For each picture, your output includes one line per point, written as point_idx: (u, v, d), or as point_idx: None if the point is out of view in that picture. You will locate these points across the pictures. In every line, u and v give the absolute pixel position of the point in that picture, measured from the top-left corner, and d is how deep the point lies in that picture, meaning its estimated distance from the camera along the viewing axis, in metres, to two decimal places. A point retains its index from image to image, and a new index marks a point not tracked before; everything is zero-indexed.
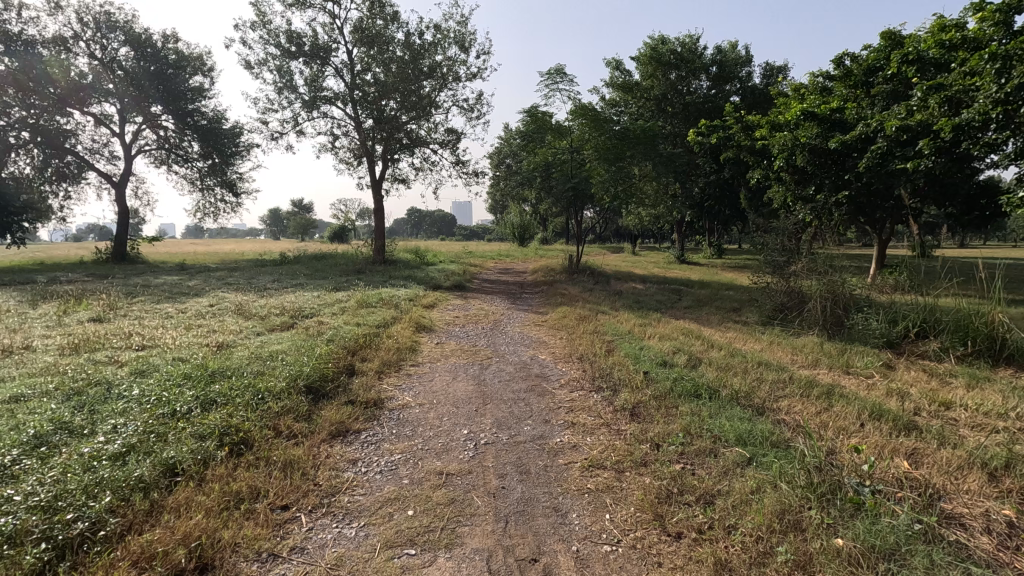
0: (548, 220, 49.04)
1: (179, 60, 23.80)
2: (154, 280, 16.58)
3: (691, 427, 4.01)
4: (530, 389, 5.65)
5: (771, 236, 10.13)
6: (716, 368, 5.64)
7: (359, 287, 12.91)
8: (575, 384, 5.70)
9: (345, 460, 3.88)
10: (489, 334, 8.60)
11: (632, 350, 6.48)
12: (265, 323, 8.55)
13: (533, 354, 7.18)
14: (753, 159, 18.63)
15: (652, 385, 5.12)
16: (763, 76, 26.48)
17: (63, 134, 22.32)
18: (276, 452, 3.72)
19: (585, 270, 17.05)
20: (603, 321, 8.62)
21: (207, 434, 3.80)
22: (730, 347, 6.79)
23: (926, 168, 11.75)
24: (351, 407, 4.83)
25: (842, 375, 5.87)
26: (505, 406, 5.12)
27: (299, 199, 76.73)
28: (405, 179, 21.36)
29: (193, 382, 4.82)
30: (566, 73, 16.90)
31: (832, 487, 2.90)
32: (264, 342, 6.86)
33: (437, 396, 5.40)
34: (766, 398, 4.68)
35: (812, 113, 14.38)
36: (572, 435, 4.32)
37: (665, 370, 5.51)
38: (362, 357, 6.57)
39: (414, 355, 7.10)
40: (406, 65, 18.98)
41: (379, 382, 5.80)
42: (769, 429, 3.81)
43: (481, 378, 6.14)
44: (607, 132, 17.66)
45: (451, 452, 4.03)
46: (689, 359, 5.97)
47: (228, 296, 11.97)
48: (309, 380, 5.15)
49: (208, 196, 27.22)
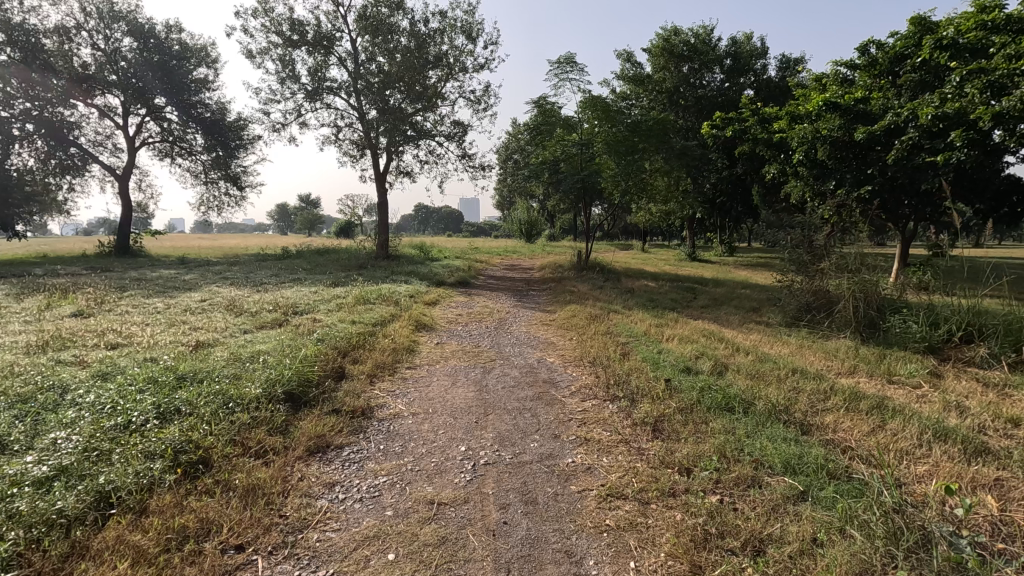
0: (555, 218, 48.46)
1: (183, 50, 23.33)
2: (152, 274, 16.08)
3: (727, 449, 3.42)
4: (537, 397, 5.06)
5: (795, 232, 9.51)
6: (746, 376, 5.03)
7: (359, 282, 12.39)
8: (588, 392, 5.11)
9: (321, 484, 3.32)
10: (493, 334, 8.03)
11: (649, 354, 5.87)
12: (254, 320, 8.02)
13: (541, 357, 6.59)
14: (770, 153, 17.95)
15: (676, 395, 4.53)
16: (778, 69, 25.70)
17: (66, 126, 21.94)
18: (237, 475, 3.16)
19: (595, 267, 16.44)
20: (616, 321, 8.01)
21: (157, 455, 3.22)
22: (758, 351, 6.17)
23: (959, 162, 11.04)
24: (336, 417, 4.29)
25: (886, 384, 5.26)
26: (508, 417, 4.53)
27: (306, 194, 76.46)
28: (410, 172, 20.85)
29: (155, 388, 4.26)
30: (576, 62, 16.29)
31: (921, 540, 2.28)
32: (247, 342, 6.30)
33: (433, 405, 4.83)
34: (808, 411, 4.09)
35: (835, 104, 13.76)
36: (585, 454, 3.75)
37: (689, 378, 4.90)
38: (353, 359, 6.01)
39: (411, 357, 6.52)
40: (412, 55, 18.43)
41: (370, 388, 5.24)
42: (820, 454, 3.21)
43: (483, 383, 5.56)
44: (619, 123, 17.03)
45: (445, 475, 3.45)
46: (714, 364, 5.38)
47: (222, 290, 11.50)
48: (289, 386, 4.60)
49: (211, 190, 26.80)
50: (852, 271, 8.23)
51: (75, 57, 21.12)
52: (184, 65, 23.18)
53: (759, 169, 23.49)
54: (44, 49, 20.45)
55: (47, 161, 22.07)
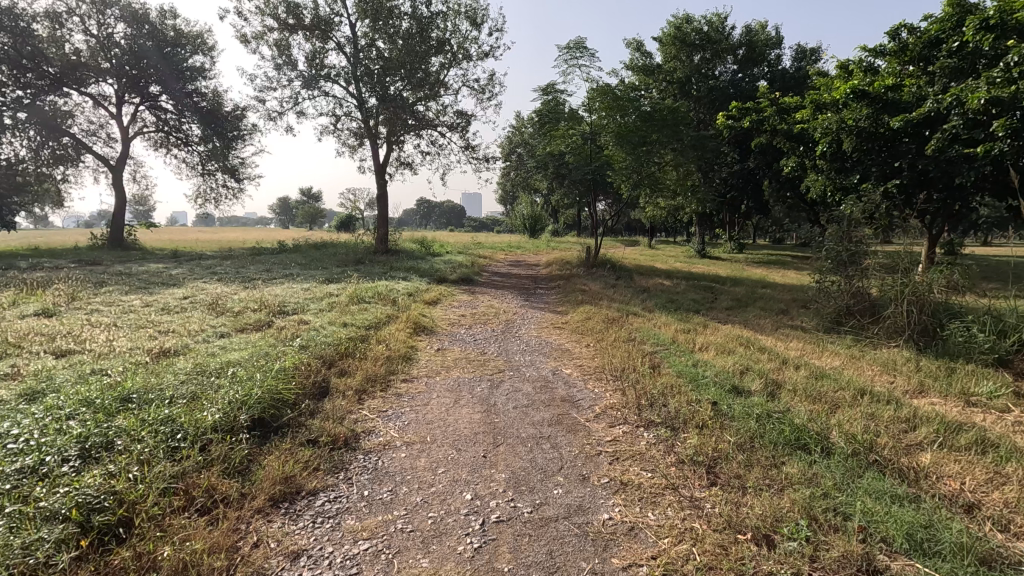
0: (560, 213, 47.64)
1: (177, 36, 22.42)
2: (138, 268, 15.26)
3: (817, 510, 2.61)
4: (556, 421, 4.23)
5: (832, 227, 8.63)
6: (806, 397, 4.19)
7: (354, 279, 11.57)
8: (615, 416, 4.30)
9: (284, 553, 2.50)
10: (500, 338, 7.20)
11: (684, 368, 5.03)
12: (235, 320, 7.23)
13: (556, 368, 5.76)
14: (789, 145, 17.06)
15: (728, 425, 3.72)
16: (794, 59, 24.72)
17: (59, 115, 21.11)
18: (166, 548, 2.34)
19: (605, 264, 15.61)
20: (637, 325, 7.18)
21: (61, 517, 2.38)
22: (810, 365, 5.33)
23: (1003, 153, 10.14)
24: (312, 450, 3.49)
25: (969, 408, 4.42)
26: (523, 450, 3.70)
27: (308, 187, 75.70)
28: (411, 163, 20.02)
29: (88, 415, 3.42)
30: (587, 47, 15.41)
31: None
32: (220, 349, 5.50)
33: (433, 431, 4.04)
34: (898, 449, 3.28)
35: (862, 91, 13.04)
36: (625, 508, 2.94)
37: (741, 401, 4.06)
38: (340, 370, 5.20)
39: (407, 367, 5.69)
40: (413, 40, 17.58)
41: (358, 408, 4.45)
42: (957, 526, 2.38)
43: (490, 402, 4.72)
44: (631, 113, 15.83)
45: (446, 540, 2.63)
46: (764, 381, 4.55)
47: (208, 286, 10.76)
48: (257, 408, 3.80)
49: (207, 181, 25.95)
50: (903, 271, 7.36)
51: (66, 43, 20.26)
52: (180, 52, 22.32)
53: (773, 162, 22.59)
54: (35, 35, 19.60)
55: (40, 151, 21.19)
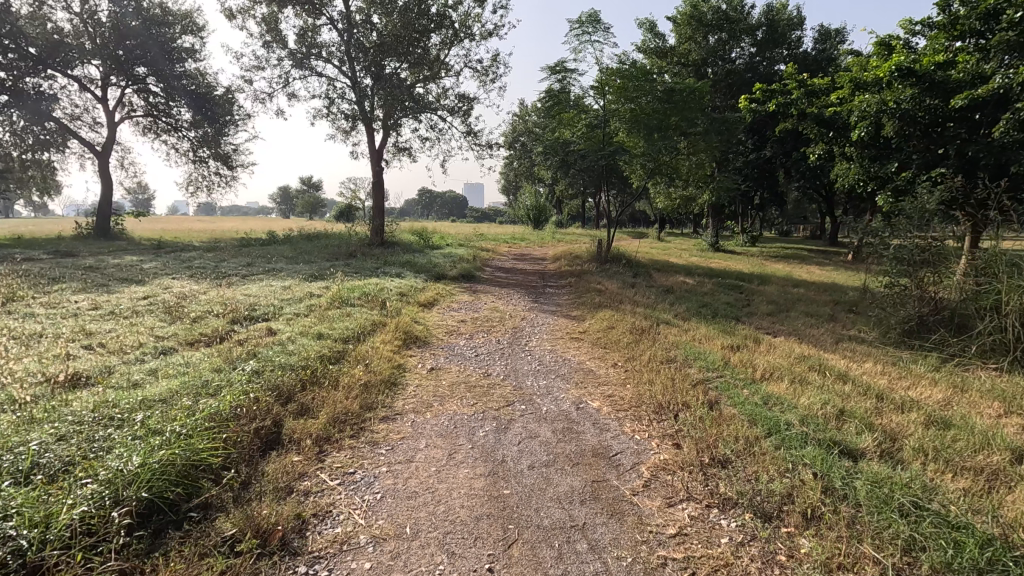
0: (565, 203, 46.44)
1: (165, 15, 20.98)
2: (111, 260, 13.94)
3: None
4: (594, 495, 2.98)
5: (899, 219, 7.25)
6: (947, 469, 2.94)
7: (341, 276, 10.33)
8: (671, 485, 3.07)
9: None
10: (507, 353, 5.97)
11: (756, 410, 3.75)
12: (187, 330, 5.98)
13: (579, 401, 4.47)
14: (817, 132, 15.60)
15: (859, 522, 2.47)
16: (816, 42, 23.23)
17: (43, 98, 19.68)
18: None
19: (618, 259, 14.35)
20: (673, 339, 5.91)
21: None
22: (914, 403, 4.04)
23: None
24: (225, 564, 2.26)
25: None
26: (551, 554, 2.46)
27: (308, 177, 74.23)
28: (409, 149, 18.68)
29: None
30: (601, 21, 14.01)
31: None
32: (150, 374, 4.27)
33: (414, 517, 2.77)
34: None
35: (909, 69, 11.32)
36: None
37: (863, 477, 2.78)
38: (298, 409, 3.96)
39: (390, 399, 4.42)
40: (413, 16, 16.18)
41: (312, 473, 3.18)
42: None
43: (497, 457, 3.47)
44: (650, 93, 14.41)
45: None
46: (875, 435, 3.30)
47: (176, 285, 9.51)
48: (153, 486, 2.55)
49: (199, 168, 24.63)
50: (995, 274, 6.07)
51: (46, 21, 18.78)
52: (167, 31, 20.88)
53: (792, 150, 21.28)
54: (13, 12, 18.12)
55: (23, 136, 19.78)
